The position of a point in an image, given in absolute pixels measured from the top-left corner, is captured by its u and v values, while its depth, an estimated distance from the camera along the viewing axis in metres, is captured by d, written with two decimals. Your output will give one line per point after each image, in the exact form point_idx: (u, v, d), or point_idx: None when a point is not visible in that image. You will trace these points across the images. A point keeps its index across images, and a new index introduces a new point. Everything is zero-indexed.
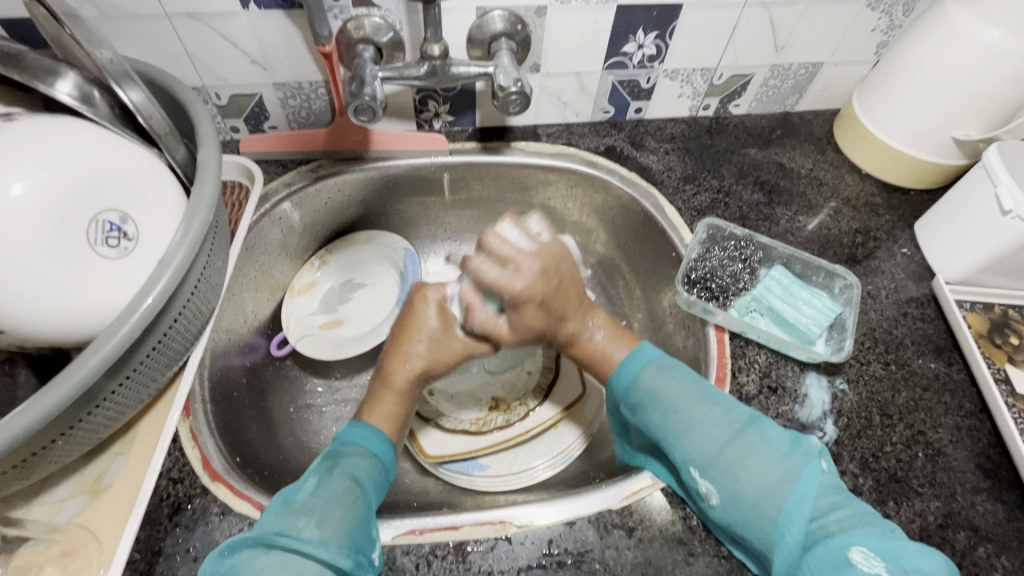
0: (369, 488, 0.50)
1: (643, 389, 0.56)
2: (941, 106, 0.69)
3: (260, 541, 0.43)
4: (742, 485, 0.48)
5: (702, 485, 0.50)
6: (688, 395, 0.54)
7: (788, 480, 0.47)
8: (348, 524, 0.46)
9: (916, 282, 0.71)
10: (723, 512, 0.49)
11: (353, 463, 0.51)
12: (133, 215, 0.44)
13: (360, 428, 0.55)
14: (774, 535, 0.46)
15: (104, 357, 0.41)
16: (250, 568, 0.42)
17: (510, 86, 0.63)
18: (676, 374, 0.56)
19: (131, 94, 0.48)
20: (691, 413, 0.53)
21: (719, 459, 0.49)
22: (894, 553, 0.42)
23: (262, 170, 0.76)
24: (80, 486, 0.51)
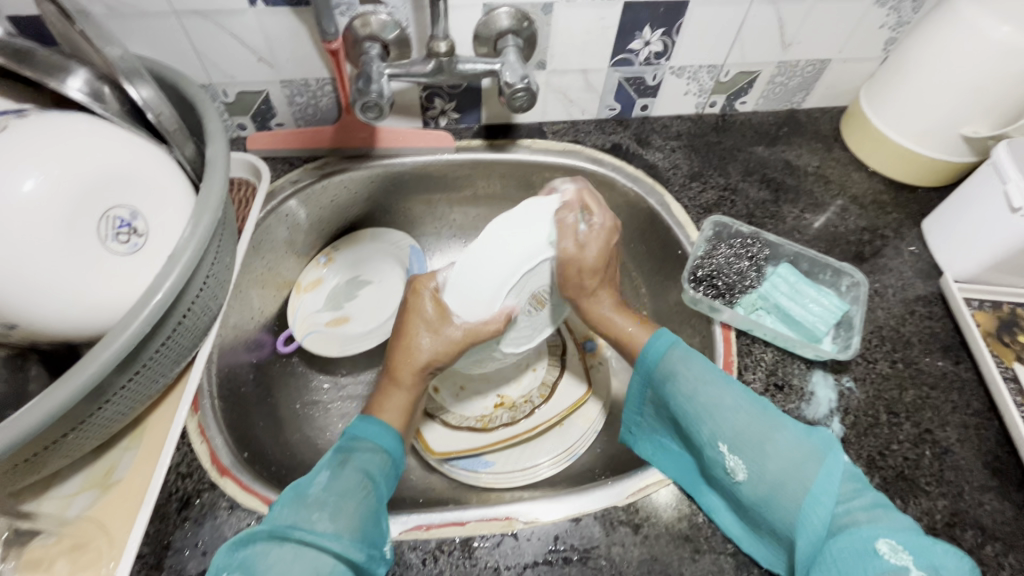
0: (381, 480, 0.51)
1: (669, 369, 0.57)
2: (950, 103, 0.69)
3: (274, 533, 0.44)
4: (770, 459, 0.48)
5: (730, 461, 0.50)
6: (712, 376, 0.55)
7: (813, 456, 0.48)
8: (361, 517, 0.47)
9: (924, 280, 0.71)
10: (751, 487, 0.49)
11: (365, 455, 0.52)
12: (144, 211, 0.45)
13: (371, 420, 0.55)
14: (800, 515, 0.46)
15: (116, 351, 0.41)
16: (265, 561, 0.42)
17: (516, 84, 0.63)
18: (698, 356, 0.57)
19: (141, 91, 0.48)
20: (716, 394, 0.53)
21: (747, 434, 0.50)
22: (924, 549, 0.41)
23: (268, 167, 0.76)
24: (90, 480, 0.52)
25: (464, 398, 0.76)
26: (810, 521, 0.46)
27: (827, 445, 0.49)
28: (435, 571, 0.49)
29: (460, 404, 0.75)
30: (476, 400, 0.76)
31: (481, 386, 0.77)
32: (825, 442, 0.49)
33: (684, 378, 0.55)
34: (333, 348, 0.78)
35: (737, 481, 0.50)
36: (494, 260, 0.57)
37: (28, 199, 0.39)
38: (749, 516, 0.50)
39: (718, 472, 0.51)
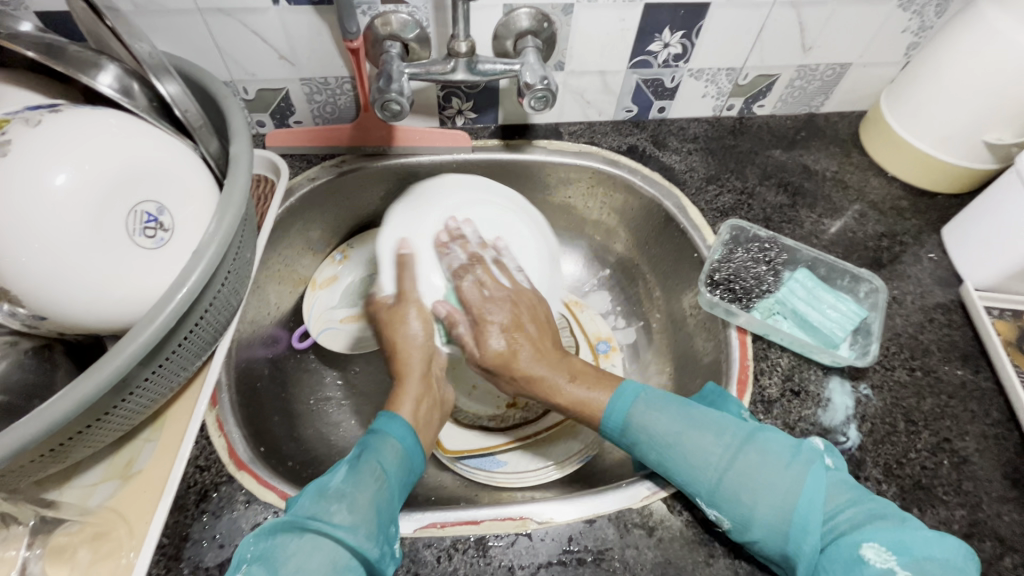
0: (396, 474, 0.50)
1: (634, 433, 0.54)
2: (974, 108, 0.68)
3: (294, 525, 0.44)
4: (750, 510, 0.47)
5: (712, 513, 0.50)
6: (676, 430, 0.52)
7: (796, 489, 0.47)
8: (376, 511, 0.46)
9: (944, 288, 0.70)
10: (738, 535, 0.49)
11: (383, 447, 0.51)
12: (170, 206, 0.45)
13: (388, 414, 0.54)
14: (791, 547, 0.46)
15: (142, 344, 0.42)
16: (285, 552, 0.43)
17: (536, 84, 0.63)
18: (664, 407, 0.54)
19: (169, 87, 0.49)
20: (687, 452, 0.51)
21: (724, 489, 0.49)
22: (907, 545, 0.43)
23: (287, 164, 0.76)
24: (111, 471, 0.53)
25: (476, 397, 0.76)
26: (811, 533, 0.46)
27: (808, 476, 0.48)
28: (449, 569, 0.50)
29: (472, 403, 0.76)
30: (489, 399, 0.76)
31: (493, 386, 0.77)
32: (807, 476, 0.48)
33: (650, 439, 0.53)
34: (343, 345, 0.79)
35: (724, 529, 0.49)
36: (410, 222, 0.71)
37: (59, 194, 0.40)
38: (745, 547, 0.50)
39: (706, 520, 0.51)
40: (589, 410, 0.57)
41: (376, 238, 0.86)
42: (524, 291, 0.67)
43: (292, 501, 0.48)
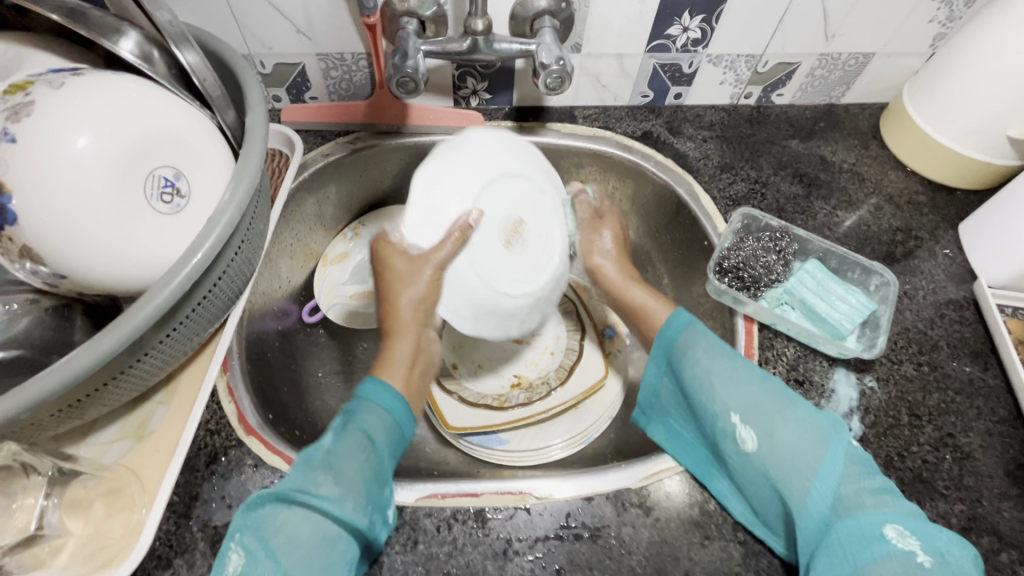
0: (383, 441, 0.49)
1: (684, 346, 0.57)
2: (998, 102, 0.67)
3: (279, 497, 0.43)
4: (781, 434, 0.48)
5: (741, 432, 0.50)
6: (720, 351, 0.55)
7: (828, 432, 0.47)
8: (360, 476, 0.46)
9: (957, 284, 0.69)
10: (760, 460, 0.49)
11: (360, 416, 0.50)
12: (187, 173, 0.46)
13: (372, 379, 0.53)
14: (804, 496, 0.46)
15: (157, 306, 0.43)
16: (274, 522, 0.43)
17: (552, 64, 0.63)
18: (715, 338, 0.57)
19: (188, 56, 0.49)
20: (730, 368, 0.53)
21: (762, 407, 0.50)
22: (930, 534, 0.42)
23: (301, 139, 0.77)
24: (125, 430, 0.54)
25: (480, 377, 0.78)
26: (818, 500, 0.45)
27: (835, 427, 0.48)
28: (448, 538, 0.51)
29: (476, 382, 0.77)
30: (492, 379, 0.78)
31: (498, 366, 0.79)
32: (834, 426, 0.48)
33: (696, 358, 0.55)
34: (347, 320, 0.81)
35: (747, 450, 0.50)
36: (443, 185, 0.60)
37: (79, 155, 0.41)
38: (751, 491, 0.50)
39: (728, 444, 0.51)
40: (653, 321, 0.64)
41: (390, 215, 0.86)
42: (608, 212, 0.75)
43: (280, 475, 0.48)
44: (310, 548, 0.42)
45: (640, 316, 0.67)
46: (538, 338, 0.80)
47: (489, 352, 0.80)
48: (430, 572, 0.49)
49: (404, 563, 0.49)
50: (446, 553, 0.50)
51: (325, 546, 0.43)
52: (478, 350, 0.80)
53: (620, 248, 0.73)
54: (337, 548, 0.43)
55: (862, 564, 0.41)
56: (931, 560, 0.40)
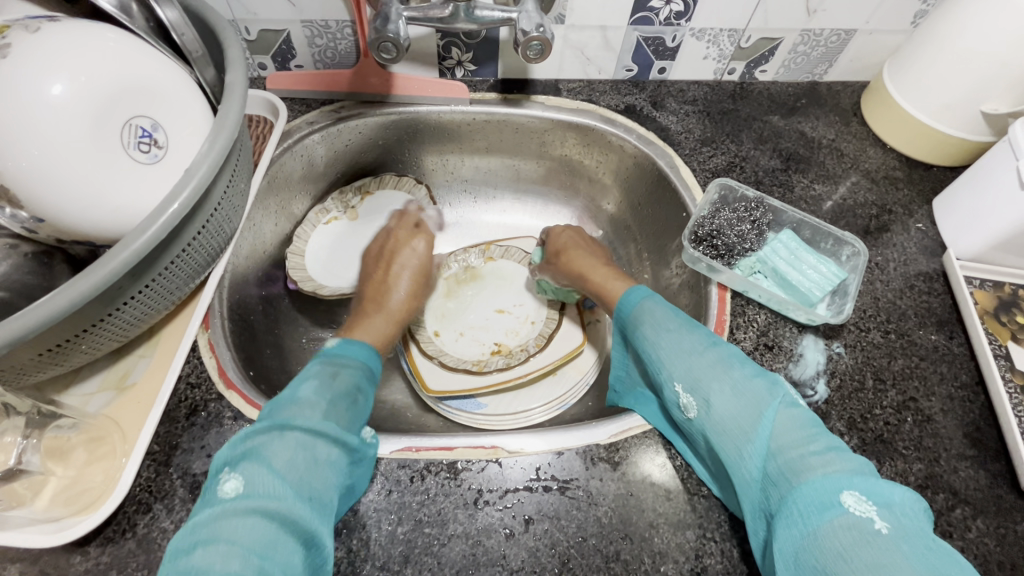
0: (359, 386, 0.54)
1: (637, 320, 0.59)
2: (974, 77, 0.67)
3: (274, 426, 0.46)
4: (718, 400, 0.49)
5: (683, 399, 0.52)
6: (672, 322, 0.56)
7: (762, 399, 0.48)
8: (347, 414, 0.50)
9: (927, 257, 0.71)
10: (700, 424, 0.50)
11: (343, 368, 0.55)
12: (164, 124, 0.47)
13: (340, 341, 0.59)
14: (741, 459, 0.47)
15: (134, 252, 0.44)
16: (268, 449, 0.44)
17: (532, 32, 0.63)
18: (668, 307, 0.58)
19: (168, 12, 0.51)
20: (677, 338, 0.54)
21: (700, 371, 0.51)
22: (881, 491, 0.41)
23: (287, 107, 0.78)
24: (106, 382, 0.56)
25: (461, 344, 0.80)
26: (754, 462, 0.46)
27: (768, 392, 0.48)
28: (421, 488, 0.52)
29: (457, 348, 0.79)
30: (474, 346, 0.80)
31: (480, 335, 0.81)
32: (769, 391, 0.49)
33: (644, 335, 0.57)
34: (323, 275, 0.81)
35: (692, 418, 0.51)
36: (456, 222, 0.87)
37: (55, 101, 0.42)
38: (705, 455, 0.52)
39: (674, 411, 0.53)
40: (608, 297, 0.66)
41: (378, 185, 0.87)
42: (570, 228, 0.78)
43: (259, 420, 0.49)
44: (309, 470, 0.44)
45: (598, 296, 0.68)
46: (519, 308, 0.83)
47: (472, 321, 0.82)
48: (402, 519, 0.51)
49: (377, 511, 0.51)
50: (418, 502, 0.52)
51: (321, 472, 0.45)
52: (461, 317, 0.82)
53: (585, 246, 0.75)
54: (327, 471, 0.45)
55: (811, 524, 0.41)
56: (887, 524, 0.39)
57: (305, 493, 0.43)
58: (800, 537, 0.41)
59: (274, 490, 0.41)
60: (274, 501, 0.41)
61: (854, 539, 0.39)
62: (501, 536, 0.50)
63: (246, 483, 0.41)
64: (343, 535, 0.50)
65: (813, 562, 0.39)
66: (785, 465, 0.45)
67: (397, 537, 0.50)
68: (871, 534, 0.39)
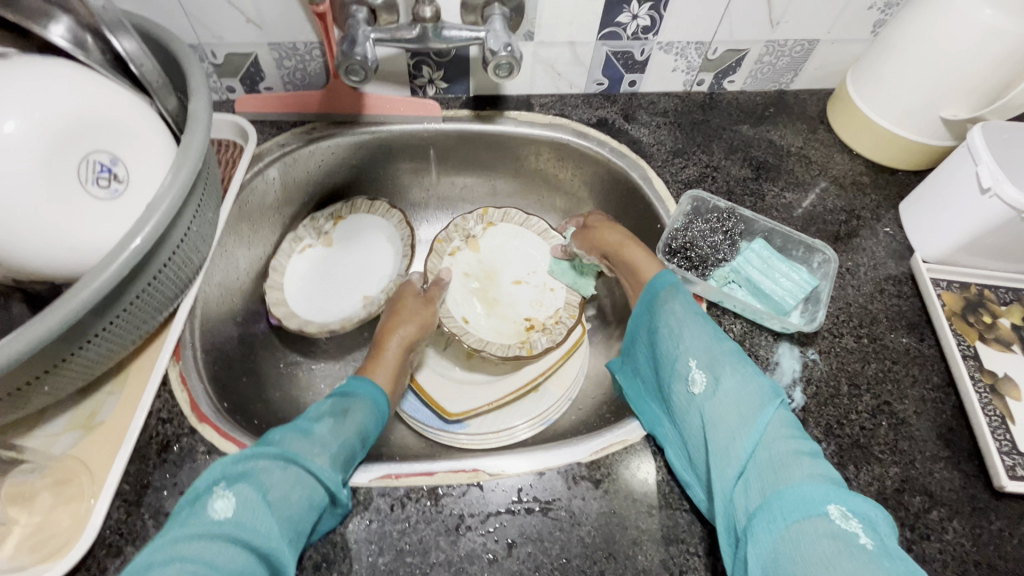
0: (368, 429, 0.57)
1: (659, 300, 0.59)
2: (932, 85, 0.69)
3: (283, 456, 0.48)
4: (726, 381, 0.50)
5: (694, 375, 0.52)
6: (694, 311, 0.57)
7: (766, 399, 0.48)
8: (347, 459, 0.53)
9: (896, 260, 0.72)
10: (702, 401, 0.51)
11: (355, 408, 0.58)
12: (124, 158, 0.47)
13: (354, 377, 0.63)
14: (736, 449, 0.47)
15: (94, 291, 0.43)
16: (267, 477, 0.46)
17: (500, 51, 0.63)
18: (693, 300, 0.58)
19: (124, 43, 0.50)
20: (700, 324, 0.55)
21: (716, 356, 0.52)
22: (873, 525, 0.41)
23: (257, 130, 0.77)
24: (74, 421, 0.54)
25: (493, 323, 0.82)
26: (746, 446, 0.46)
27: (774, 390, 0.49)
28: (402, 516, 0.52)
29: (490, 330, 0.81)
30: (505, 323, 0.82)
31: (507, 313, 0.83)
32: (773, 390, 0.49)
33: (670, 311, 0.57)
34: (331, 316, 0.80)
35: (693, 395, 0.51)
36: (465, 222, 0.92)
37: (6, 139, 0.41)
38: (690, 439, 0.51)
39: (678, 385, 0.53)
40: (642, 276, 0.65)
41: (350, 210, 0.86)
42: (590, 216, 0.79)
43: (266, 437, 0.51)
44: (300, 509, 0.46)
45: (632, 275, 0.67)
46: (534, 276, 0.85)
47: (495, 300, 0.84)
48: (384, 550, 0.50)
49: (358, 541, 0.50)
50: (399, 530, 0.51)
51: (309, 510, 0.47)
52: (483, 298, 0.84)
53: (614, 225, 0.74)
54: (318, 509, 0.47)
55: (793, 521, 0.41)
56: (872, 540, 0.40)
57: (287, 531, 0.45)
58: (776, 537, 0.41)
59: (265, 527, 0.43)
60: (259, 537, 0.42)
61: (837, 549, 0.39)
62: (483, 561, 0.50)
63: (236, 510, 0.43)
64: (323, 570, 0.49)
65: (789, 564, 0.40)
66: (772, 461, 0.45)
67: (378, 568, 0.49)
68: (856, 548, 0.39)
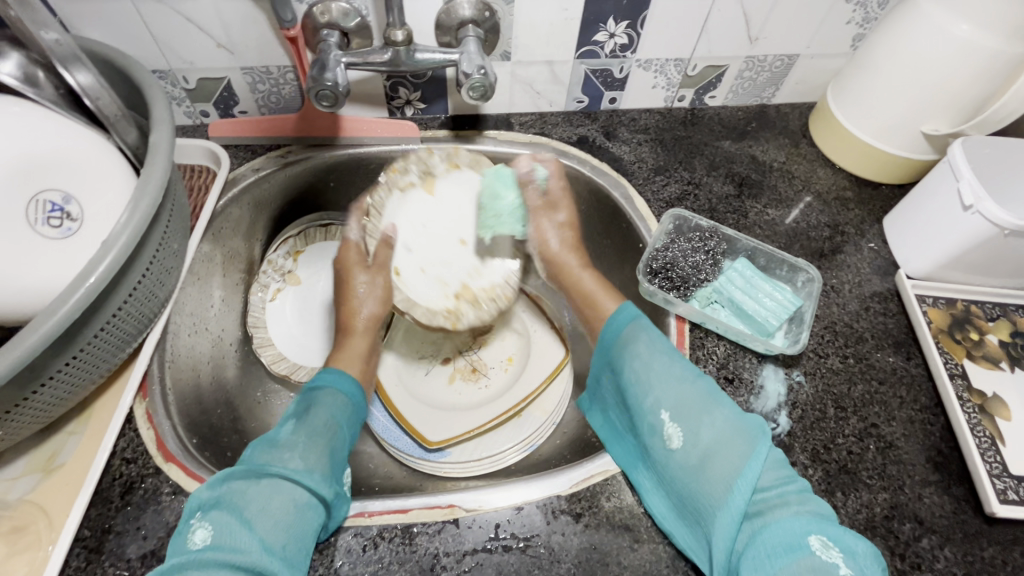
0: (344, 423, 0.56)
1: (625, 344, 0.57)
2: (910, 100, 0.69)
3: (250, 471, 0.47)
4: (704, 432, 0.49)
5: (669, 429, 0.51)
6: (662, 349, 0.55)
7: (744, 444, 0.47)
8: (326, 459, 0.51)
9: (881, 277, 0.71)
10: (682, 456, 0.49)
11: (323, 403, 0.56)
12: (76, 194, 0.48)
13: (320, 373, 0.60)
14: (723, 496, 0.46)
15: (44, 335, 0.41)
16: (242, 496, 0.46)
17: (473, 73, 0.62)
18: (661, 335, 0.57)
19: (78, 76, 0.49)
20: (669, 365, 0.54)
21: (686, 404, 0.50)
22: (852, 548, 0.42)
23: (231, 155, 0.76)
24: (34, 464, 0.52)
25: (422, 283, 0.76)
26: (737, 496, 0.46)
27: (759, 431, 0.48)
28: (374, 557, 0.50)
29: (416, 288, 0.75)
30: (433, 286, 0.76)
31: (440, 271, 0.77)
32: (756, 430, 0.48)
33: (636, 351, 0.56)
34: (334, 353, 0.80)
35: (671, 450, 0.50)
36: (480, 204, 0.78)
37: None
38: (672, 488, 0.50)
39: (655, 440, 0.52)
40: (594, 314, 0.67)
41: (304, 242, 0.84)
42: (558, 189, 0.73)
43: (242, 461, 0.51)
44: (284, 515, 0.46)
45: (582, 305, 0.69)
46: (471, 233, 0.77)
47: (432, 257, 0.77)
48: None
49: None
50: (371, 572, 0.49)
51: (301, 514, 0.47)
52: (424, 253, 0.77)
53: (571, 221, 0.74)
54: (307, 516, 0.47)
55: (779, 565, 0.42)
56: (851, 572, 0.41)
57: (277, 540, 0.44)
58: None
59: (243, 542, 0.43)
60: (240, 554, 0.42)
61: None
62: None
63: (215, 535, 0.43)
64: None
65: None
66: (758, 502, 0.46)
67: None
68: None
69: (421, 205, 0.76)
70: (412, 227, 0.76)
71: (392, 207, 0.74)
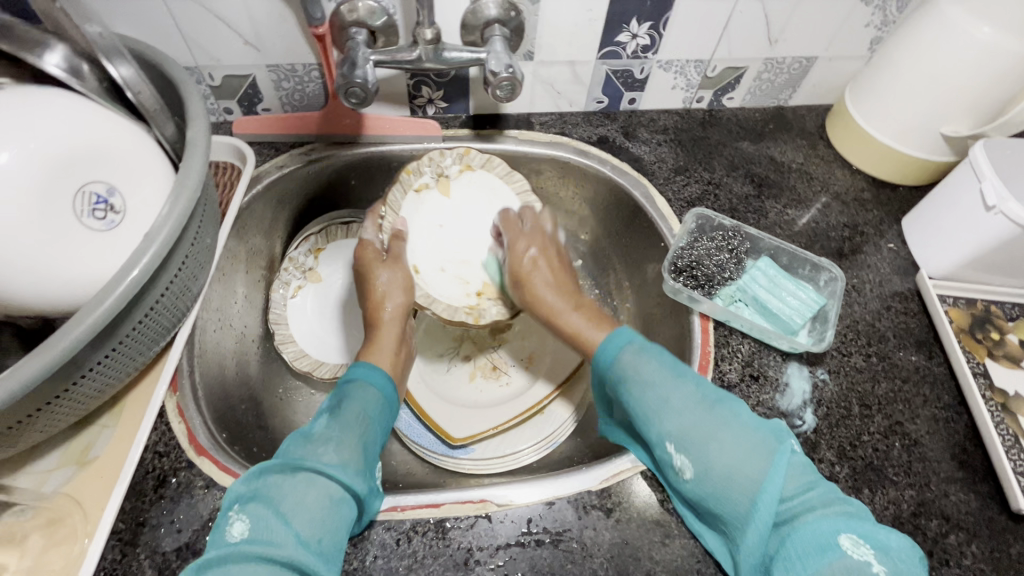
0: (377, 419, 0.55)
1: (623, 371, 0.55)
2: (931, 102, 0.69)
3: (287, 463, 0.47)
4: (715, 459, 0.47)
5: (677, 459, 0.49)
6: (668, 372, 0.53)
7: (762, 456, 0.46)
8: (359, 453, 0.51)
9: (901, 276, 0.72)
10: (696, 486, 0.48)
11: (357, 398, 0.55)
12: (119, 187, 0.48)
13: (352, 368, 0.60)
14: (750, 513, 0.45)
15: (89, 327, 0.41)
16: (279, 488, 0.45)
17: (501, 72, 0.63)
18: (658, 351, 0.55)
19: (121, 68, 0.50)
20: (671, 393, 0.51)
21: (693, 430, 0.48)
22: (879, 538, 0.42)
23: (254, 152, 0.76)
24: (67, 457, 0.52)
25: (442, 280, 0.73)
26: (763, 512, 0.44)
27: (773, 440, 0.47)
28: (408, 551, 0.50)
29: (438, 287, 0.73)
30: (455, 284, 0.74)
31: (460, 270, 0.74)
32: (772, 441, 0.47)
33: (635, 373, 0.54)
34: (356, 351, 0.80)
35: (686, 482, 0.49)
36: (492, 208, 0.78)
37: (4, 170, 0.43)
38: (698, 507, 0.49)
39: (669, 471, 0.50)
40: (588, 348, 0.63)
41: (326, 240, 0.83)
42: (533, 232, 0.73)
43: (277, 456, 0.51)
44: (320, 509, 0.45)
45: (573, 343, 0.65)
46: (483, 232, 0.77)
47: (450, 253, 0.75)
48: None
49: None
50: (406, 566, 0.50)
51: (336, 508, 0.46)
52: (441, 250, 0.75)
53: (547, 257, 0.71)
54: (342, 510, 0.46)
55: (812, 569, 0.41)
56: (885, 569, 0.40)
57: (313, 534, 0.43)
58: None
59: (279, 536, 0.42)
60: (277, 547, 0.41)
61: None
62: None
63: (252, 529, 0.42)
64: None
65: None
66: (786, 509, 0.45)
67: None
68: None
69: (436, 205, 0.76)
70: (429, 226, 0.75)
71: (410, 204, 0.74)
